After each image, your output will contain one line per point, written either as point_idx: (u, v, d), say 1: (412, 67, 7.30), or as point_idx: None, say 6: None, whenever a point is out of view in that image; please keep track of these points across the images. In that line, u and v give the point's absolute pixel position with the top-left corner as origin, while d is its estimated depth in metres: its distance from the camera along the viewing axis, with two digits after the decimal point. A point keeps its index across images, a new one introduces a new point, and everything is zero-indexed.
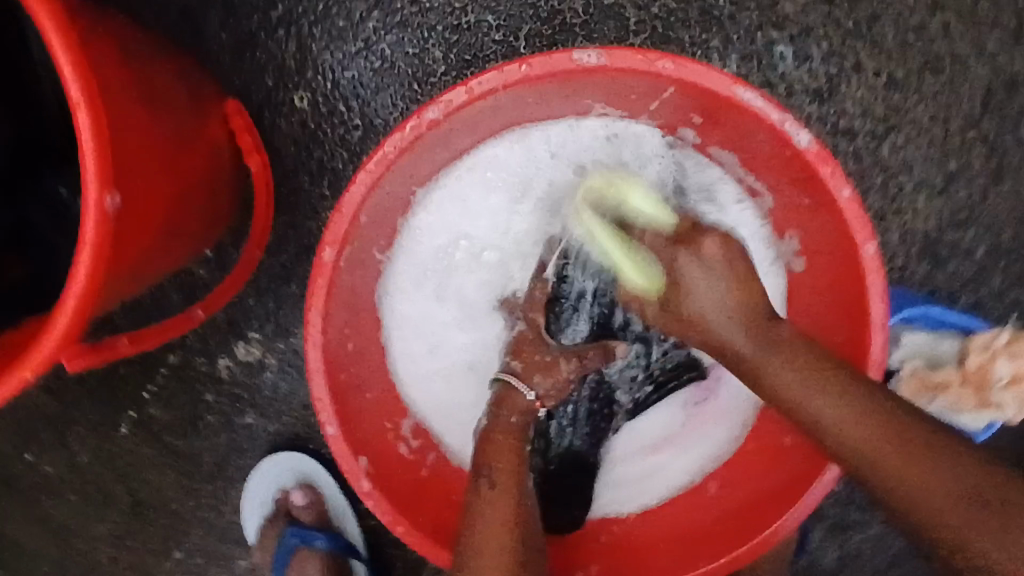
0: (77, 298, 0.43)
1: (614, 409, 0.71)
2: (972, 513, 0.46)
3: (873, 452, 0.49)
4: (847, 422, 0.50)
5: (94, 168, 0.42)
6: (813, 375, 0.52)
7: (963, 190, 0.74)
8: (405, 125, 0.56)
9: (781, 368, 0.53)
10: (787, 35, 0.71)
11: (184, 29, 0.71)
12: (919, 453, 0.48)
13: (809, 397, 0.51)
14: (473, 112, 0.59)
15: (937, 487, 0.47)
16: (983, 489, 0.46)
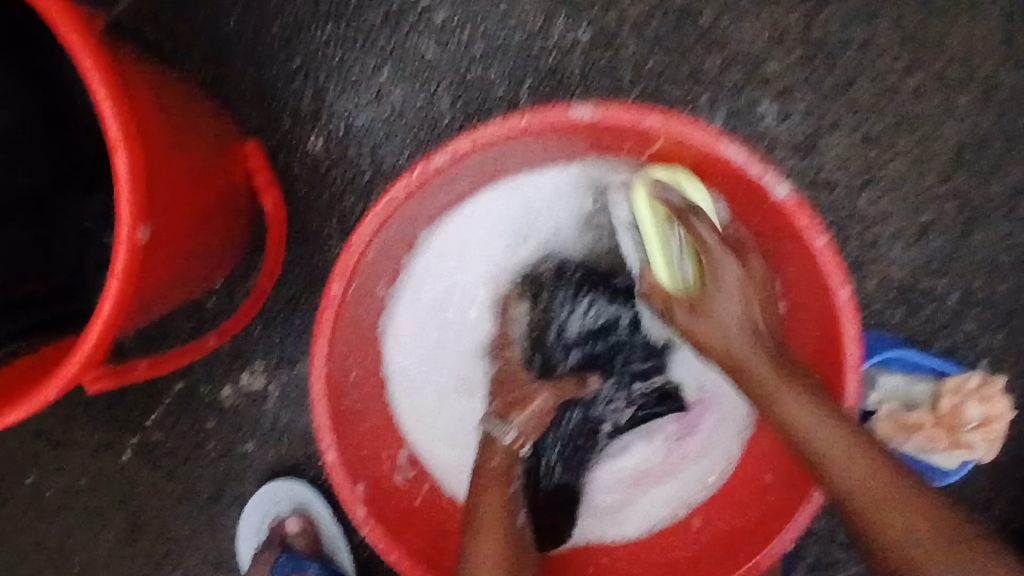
0: (104, 323, 0.47)
1: (597, 435, 0.76)
2: (897, 509, 0.54)
3: (846, 457, 0.57)
4: (809, 419, 0.59)
5: (129, 204, 0.46)
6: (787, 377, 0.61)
7: (937, 241, 0.78)
8: (413, 170, 0.60)
9: (779, 380, 0.61)
10: (770, 94, 0.77)
11: (207, 74, 0.76)
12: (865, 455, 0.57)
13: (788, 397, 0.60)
14: (476, 159, 0.63)
15: (870, 482, 0.56)
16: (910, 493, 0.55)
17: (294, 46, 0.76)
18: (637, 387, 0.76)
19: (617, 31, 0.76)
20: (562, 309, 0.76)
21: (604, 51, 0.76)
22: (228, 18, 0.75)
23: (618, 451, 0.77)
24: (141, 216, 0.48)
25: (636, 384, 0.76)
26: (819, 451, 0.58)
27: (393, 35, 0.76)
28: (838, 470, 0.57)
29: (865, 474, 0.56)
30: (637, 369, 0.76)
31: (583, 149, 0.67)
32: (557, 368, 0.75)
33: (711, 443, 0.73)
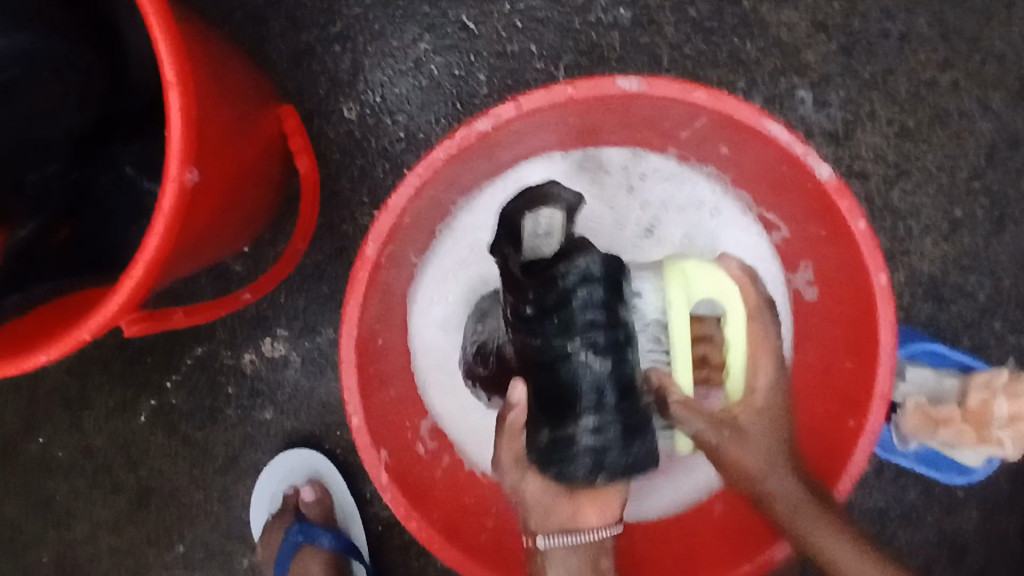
0: (147, 262, 0.46)
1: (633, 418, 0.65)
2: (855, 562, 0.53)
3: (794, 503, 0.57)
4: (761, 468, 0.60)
5: (179, 142, 0.46)
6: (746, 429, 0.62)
7: (968, 236, 0.78)
8: (455, 134, 0.60)
9: (749, 427, 0.62)
10: (808, 81, 0.76)
11: (245, 36, 0.75)
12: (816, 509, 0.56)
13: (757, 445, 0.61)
14: (517, 127, 0.62)
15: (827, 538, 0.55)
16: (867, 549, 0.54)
17: (334, 12, 0.76)
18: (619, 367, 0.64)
19: (658, 11, 0.76)
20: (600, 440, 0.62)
21: (644, 31, 0.76)
22: None
23: None
24: (188, 155, 0.47)
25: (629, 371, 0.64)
26: (770, 490, 0.59)
27: (433, 6, 0.76)
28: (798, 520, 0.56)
29: (830, 532, 0.55)
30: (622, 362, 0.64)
31: (624, 123, 0.66)
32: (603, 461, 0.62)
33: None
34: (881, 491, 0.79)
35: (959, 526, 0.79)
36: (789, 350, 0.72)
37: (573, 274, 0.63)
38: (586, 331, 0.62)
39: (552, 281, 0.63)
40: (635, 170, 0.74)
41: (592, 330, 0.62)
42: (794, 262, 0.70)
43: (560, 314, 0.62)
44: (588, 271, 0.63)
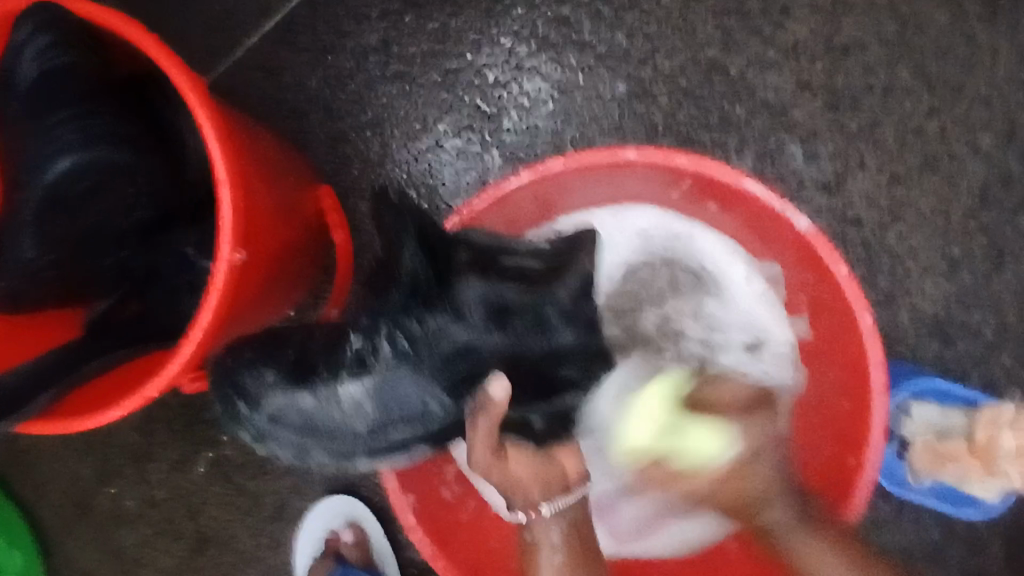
0: (203, 329, 0.54)
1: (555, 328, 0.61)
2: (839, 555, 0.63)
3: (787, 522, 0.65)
4: (745, 474, 0.64)
5: (230, 229, 0.54)
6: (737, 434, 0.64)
7: (969, 275, 0.81)
8: (487, 190, 0.69)
9: (808, 538, 0.64)
10: (796, 138, 0.82)
11: (287, 127, 0.85)
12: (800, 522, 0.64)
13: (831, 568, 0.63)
14: (529, 195, 0.72)
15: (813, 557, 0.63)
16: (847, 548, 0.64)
17: (364, 102, 0.85)
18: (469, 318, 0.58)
19: (651, 84, 0.83)
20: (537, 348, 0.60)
21: (639, 101, 0.83)
22: (308, 78, 0.85)
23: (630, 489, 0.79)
24: (237, 240, 0.56)
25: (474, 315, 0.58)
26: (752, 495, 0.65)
27: (450, 91, 0.85)
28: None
29: None
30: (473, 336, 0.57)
31: (624, 186, 0.74)
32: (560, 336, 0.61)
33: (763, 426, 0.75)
34: (904, 529, 0.81)
35: (984, 562, 0.80)
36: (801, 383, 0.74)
37: (405, 290, 0.58)
38: (434, 333, 0.57)
39: (417, 397, 0.57)
40: (616, 235, 0.78)
41: (467, 314, 0.58)
42: (793, 313, 0.74)
43: (444, 350, 0.57)
44: (359, 351, 0.57)
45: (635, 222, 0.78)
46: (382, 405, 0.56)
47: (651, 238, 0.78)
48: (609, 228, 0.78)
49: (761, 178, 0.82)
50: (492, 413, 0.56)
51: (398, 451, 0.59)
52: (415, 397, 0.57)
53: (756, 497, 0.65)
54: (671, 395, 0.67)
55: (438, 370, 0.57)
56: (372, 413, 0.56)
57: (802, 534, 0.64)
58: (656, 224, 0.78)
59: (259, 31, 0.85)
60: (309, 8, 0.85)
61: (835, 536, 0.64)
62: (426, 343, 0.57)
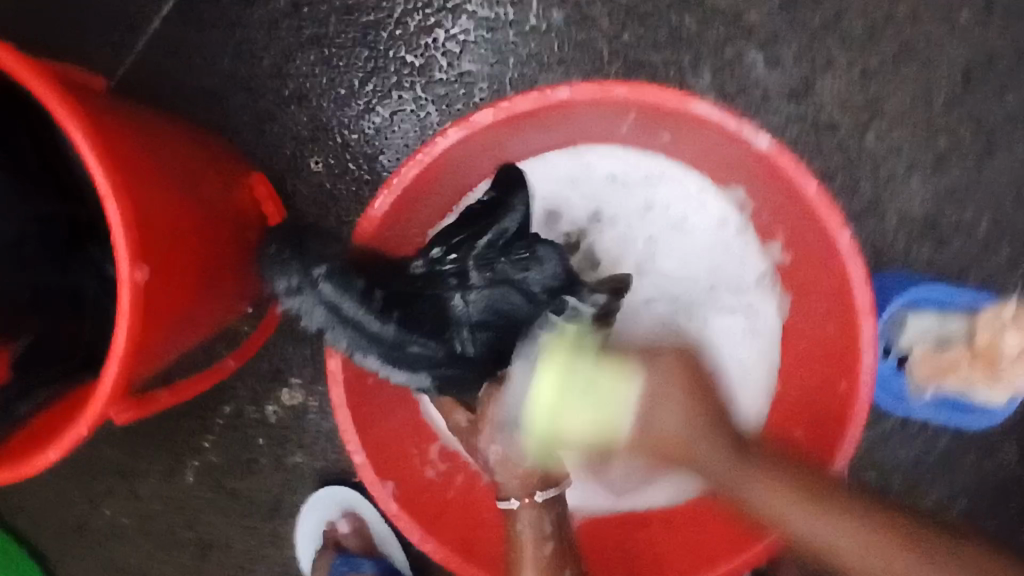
0: (120, 355, 0.51)
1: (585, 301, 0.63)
2: (885, 553, 0.51)
3: (787, 503, 0.53)
4: (761, 487, 0.54)
5: (125, 245, 0.50)
6: (771, 478, 0.54)
7: (958, 168, 0.74)
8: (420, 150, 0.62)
9: (772, 502, 0.53)
10: (756, 43, 0.75)
11: (206, 113, 0.78)
12: (812, 493, 0.53)
13: (831, 532, 0.52)
14: (466, 155, 0.65)
15: (856, 548, 0.51)
16: (891, 544, 0.51)
17: (284, 74, 0.78)
18: (534, 270, 0.59)
19: (590, 7, 0.76)
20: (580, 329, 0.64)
21: (579, 28, 0.76)
22: (220, 56, 0.78)
23: None
24: (139, 255, 0.51)
25: (534, 268, 0.59)
26: (750, 502, 0.54)
27: (373, 48, 0.78)
28: (857, 565, 0.51)
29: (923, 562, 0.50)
30: (530, 290, 0.60)
31: (570, 129, 0.68)
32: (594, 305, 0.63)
33: (746, 362, 0.70)
34: (908, 443, 0.78)
35: (995, 462, 0.78)
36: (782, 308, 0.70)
37: (494, 235, 0.60)
38: (498, 282, 0.59)
39: (450, 327, 0.58)
40: (583, 175, 0.71)
41: (538, 263, 0.59)
42: (767, 238, 0.70)
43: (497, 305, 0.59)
44: (441, 268, 0.59)
45: (592, 161, 0.71)
46: (424, 318, 0.56)
47: (608, 173, 0.71)
48: (576, 172, 0.71)
49: (722, 94, 0.75)
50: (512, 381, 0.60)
51: (407, 366, 0.57)
52: (445, 326, 0.58)
53: (715, 477, 0.56)
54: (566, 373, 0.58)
55: (478, 314, 0.59)
56: (408, 328, 0.55)
57: (786, 504, 0.53)
58: (610, 161, 0.71)
59: (158, 14, 0.77)
60: None
61: (809, 500, 0.53)
62: (486, 288, 0.59)
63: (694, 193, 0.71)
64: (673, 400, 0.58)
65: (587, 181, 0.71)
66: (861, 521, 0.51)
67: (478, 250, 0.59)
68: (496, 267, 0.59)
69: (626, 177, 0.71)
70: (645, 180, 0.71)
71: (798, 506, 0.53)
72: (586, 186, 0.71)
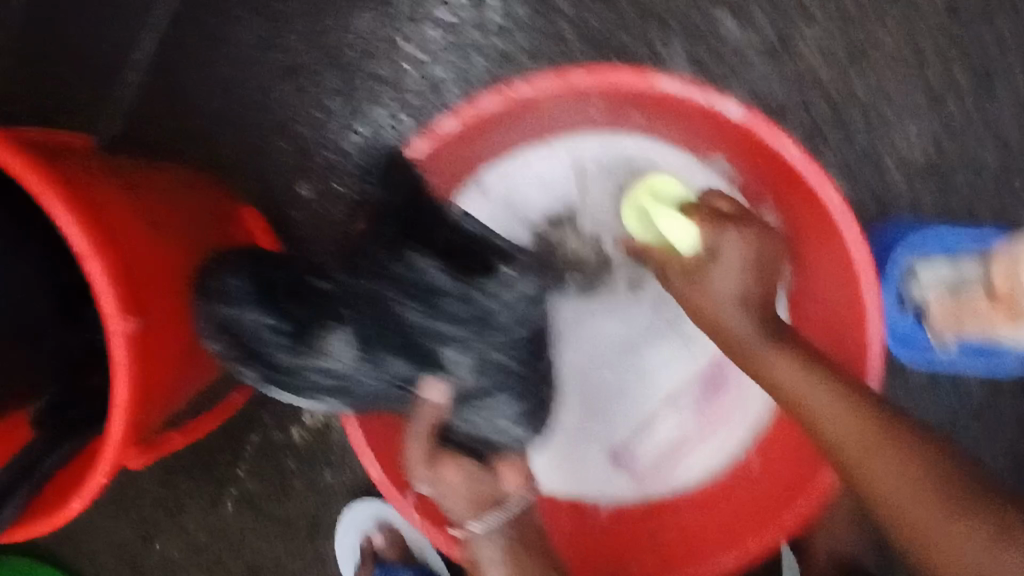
0: (123, 406, 0.52)
1: (512, 308, 0.60)
2: (923, 495, 0.50)
3: (836, 416, 0.54)
4: (799, 387, 0.55)
5: (114, 300, 0.51)
6: (811, 376, 0.55)
7: (955, 106, 0.72)
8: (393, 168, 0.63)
9: (826, 408, 0.54)
10: (726, 7, 0.73)
11: (192, 154, 0.79)
12: (880, 436, 0.52)
13: (886, 468, 0.51)
14: (440, 164, 0.65)
15: (895, 478, 0.51)
16: (932, 483, 0.50)
17: (262, 106, 0.79)
18: (440, 285, 0.58)
19: None
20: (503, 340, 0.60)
21: (543, 18, 0.75)
22: (199, 97, 0.79)
23: (641, 429, 0.74)
24: (128, 307, 0.52)
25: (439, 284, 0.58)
26: (811, 412, 0.55)
27: (344, 68, 0.78)
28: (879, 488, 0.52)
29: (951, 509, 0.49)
30: (438, 305, 0.58)
31: (540, 122, 0.68)
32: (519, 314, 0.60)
33: None
34: (943, 396, 0.74)
35: None
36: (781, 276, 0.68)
37: (437, 266, 0.59)
38: (404, 296, 0.58)
39: (352, 353, 0.57)
40: (553, 172, 0.72)
41: (436, 279, 0.58)
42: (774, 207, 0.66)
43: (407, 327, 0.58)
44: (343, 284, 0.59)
45: (569, 155, 0.72)
46: (322, 346, 0.57)
47: (587, 165, 0.72)
48: (546, 174, 0.72)
49: (698, 64, 0.73)
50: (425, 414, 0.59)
51: (311, 396, 0.58)
52: (335, 369, 0.57)
53: (793, 393, 0.55)
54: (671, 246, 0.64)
55: (398, 349, 0.58)
56: (307, 355, 0.56)
57: (834, 407, 0.54)
58: (588, 153, 0.72)
59: (134, 65, 0.79)
60: (177, 27, 0.79)
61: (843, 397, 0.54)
62: (385, 316, 0.59)
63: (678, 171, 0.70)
64: (728, 266, 0.58)
65: (568, 177, 0.72)
66: (904, 453, 0.51)
67: (362, 287, 0.58)
68: (398, 284, 0.58)
69: (605, 167, 0.71)
70: (627, 165, 0.71)
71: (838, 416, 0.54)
72: (567, 181, 0.72)
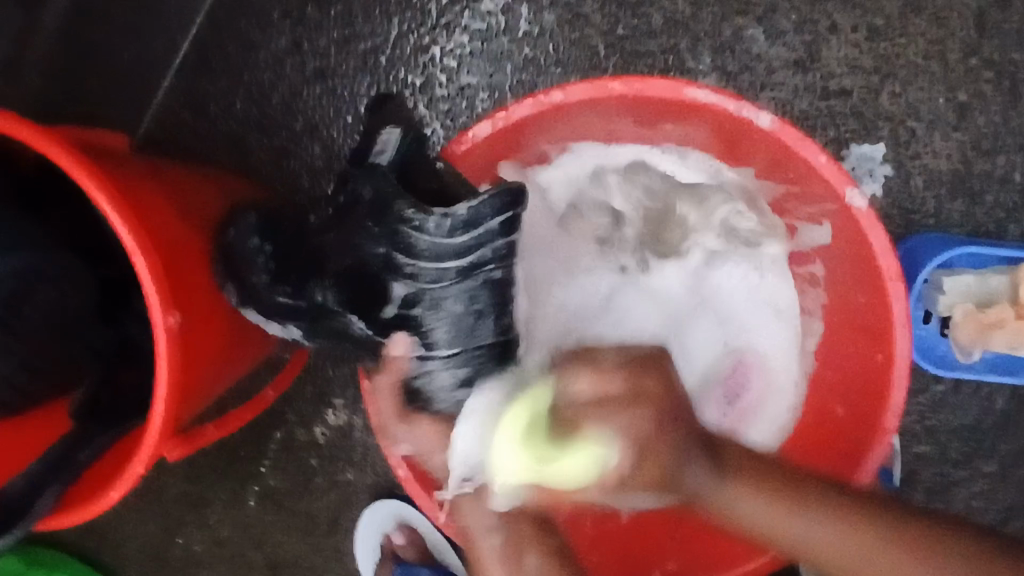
0: (163, 399, 0.53)
1: (486, 267, 0.60)
2: (844, 538, 0.54)
3: (751, 494, 0.56)
4: (740, 500, 0.57)
5: (156, 295, 0.53)
6: (731, 473, 0.58)
7: (982, 119, 0.72)
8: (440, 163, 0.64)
9: (728, 489, 0.57)
10: (753, 18, 0.74)
11: (226, 155, 0.81)
12: (786, 497, 0.56)
13: (806, 524, 0.54)
14: (478, 164, 0.65)
15: (823, 542, 0.54)
16: (851, 529, 0.54)
17: (294, 109, 0.81)
18: (420, 237, 0.59)
19: (580, 5, 0.76)
20: (474, 301, 0.61)
21: (572, 27, 0.76)
22: (234, 100, 0.81)
23: None
24: (169, 302, 0.54)
25: (418, 235, 0.59)
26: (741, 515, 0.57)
27: (375, 73, 0.80)
28: (840, 562, 0.54)
29: (854, 542, 0.53)
30: (421, 260, 0.59)
31: (569, 130, 0.68)
32: (493, 276, 0.61)
33: (772, 343, 0.73)
34: (966, 408, 0.75)
35: None
36: (791, 283, 0.72)
37: (410, 206, 0.59)
38: (387, 248, 0.60)
39: (334, 314, 0.62)
40: (574, 176, 0.73)
41: (404, 228, 0.59)
42: (817, 219, 0.66)
43: (401, 289, 0.60)
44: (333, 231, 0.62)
45: (599, 159, 0.72)
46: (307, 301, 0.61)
47: (616, 170, 0.73)
48: (573, 174, 0.73)
49: (725, 73, 0.74)
50: (390, 368, 0.61)
51: (278, 322, 0.63)
52: (318, 303, 0.61)
53: (677, 463, 0.57)
54: (530, 419, 0.55)
55: (378, 290, 0.61)
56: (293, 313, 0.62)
57: (738, 496, 0.57)
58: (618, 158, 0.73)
59: (171, 68, 0.81)
60: (214, 30, 0.81)
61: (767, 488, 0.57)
62: (464, 279, 0.60)
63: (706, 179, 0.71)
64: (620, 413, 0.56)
65: (596, 178, 0.73)
66: (824, 503, 0.55)
67: (414, 229, 0.59)
68: (385, 236, 0.60)
69: (634, 172, 0.73)
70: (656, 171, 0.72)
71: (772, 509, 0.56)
72: (595, 184, 0.73)
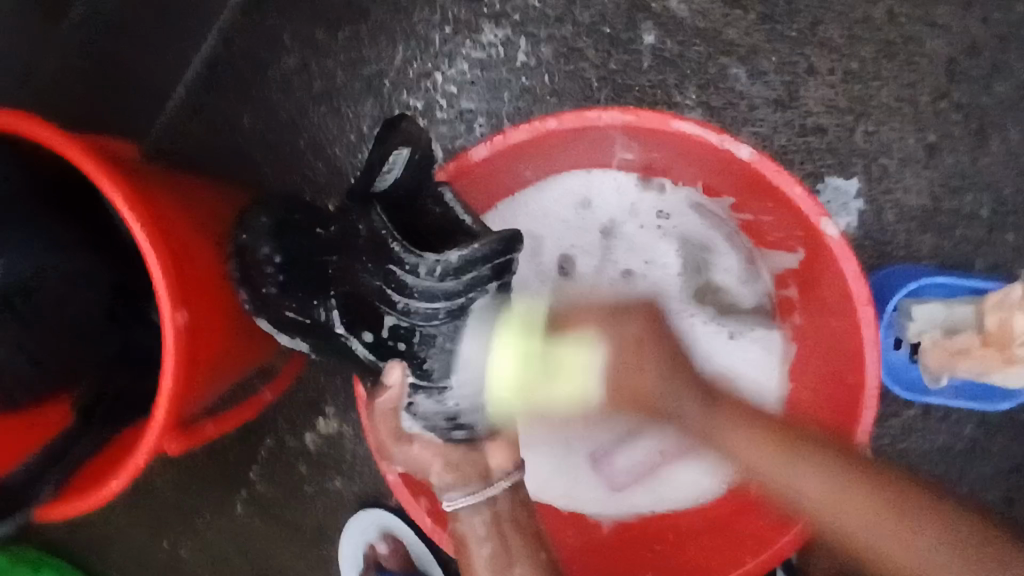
0: (168, 395, 0.56)
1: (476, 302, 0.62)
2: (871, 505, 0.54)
3: (785, 463, 0.58)
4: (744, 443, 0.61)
5: (167, 295, 0.55)
6: (771, 443, 0.59)
7: (951, 158, 0.77)
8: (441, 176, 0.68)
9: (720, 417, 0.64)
10: (736, 58, 0.78)
11: (231, 169, 0.84)
12: (818, 460, 0.57)
13: (810, 484, 0.56)
14: (479, 176, 0.69)
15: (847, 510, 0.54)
16: (884, 494, 0.54)
17: (301, 128, 0.85)
18: (416, 269, 0.60)
19: (575, 40, 0.81)
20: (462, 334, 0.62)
21: (567, 60, 0.81)
22: (243, 117, 0.85)
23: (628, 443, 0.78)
24: (178, 302, 0.57)
25: (413, 266, 0.60)
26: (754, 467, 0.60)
27: (378, 97, 0.84)
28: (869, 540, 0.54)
29: (855, 486, 0.55)
30: (416, 293, 0.61)
31: (562, 154, 0.72)
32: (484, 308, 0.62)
33: (744, 357, 0.76)
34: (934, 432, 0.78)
35: None
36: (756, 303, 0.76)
37: (402, 246, 0.61)
38: (377, 276, 0.62)
39: (329, 333, 0.64)
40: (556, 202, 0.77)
41: (403, 260, 0.61)
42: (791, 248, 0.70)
43: (389, 322, 0.62)
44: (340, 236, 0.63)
45: (577, 184, 0.77)
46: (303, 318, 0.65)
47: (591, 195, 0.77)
48: (555, 199, 0.77)
49: (709, 108, 0.79)
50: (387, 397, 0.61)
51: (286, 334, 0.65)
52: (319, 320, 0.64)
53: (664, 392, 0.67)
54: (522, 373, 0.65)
55: (369, 314, 0.63)
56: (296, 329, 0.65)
57: (791, 462, 0.58)
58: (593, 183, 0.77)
59: (183, 85, 0.85)
60: (228, 51, 0.85)
61: (765, 434, 0.60)
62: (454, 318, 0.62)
63: (672, 199, 0.76)
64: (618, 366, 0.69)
65: (577, 201, 0.77)
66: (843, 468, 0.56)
67: (405, 270, 0.61)
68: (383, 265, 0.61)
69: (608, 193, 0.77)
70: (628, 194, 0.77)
71: (788, 468, 0.58)
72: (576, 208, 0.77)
